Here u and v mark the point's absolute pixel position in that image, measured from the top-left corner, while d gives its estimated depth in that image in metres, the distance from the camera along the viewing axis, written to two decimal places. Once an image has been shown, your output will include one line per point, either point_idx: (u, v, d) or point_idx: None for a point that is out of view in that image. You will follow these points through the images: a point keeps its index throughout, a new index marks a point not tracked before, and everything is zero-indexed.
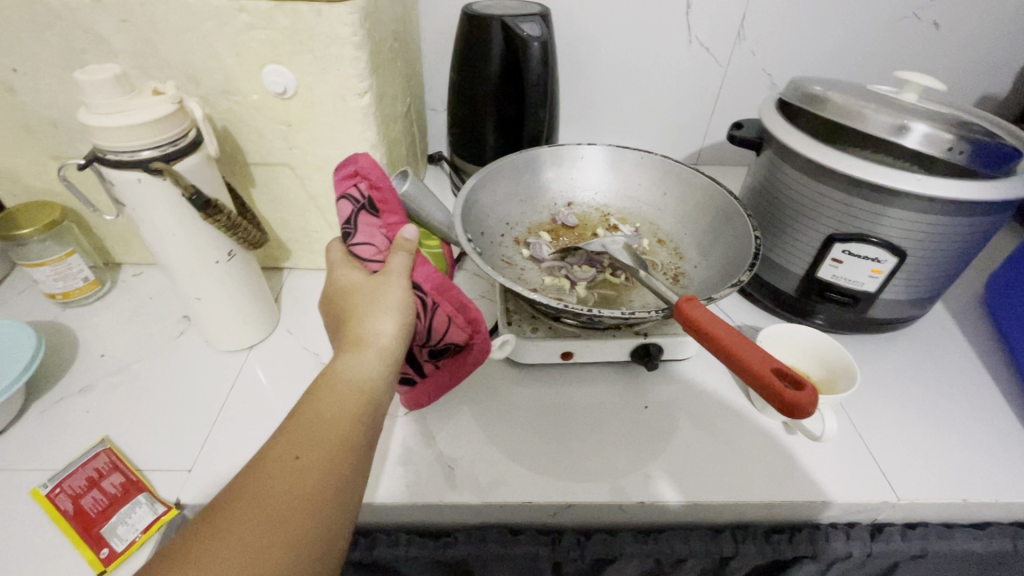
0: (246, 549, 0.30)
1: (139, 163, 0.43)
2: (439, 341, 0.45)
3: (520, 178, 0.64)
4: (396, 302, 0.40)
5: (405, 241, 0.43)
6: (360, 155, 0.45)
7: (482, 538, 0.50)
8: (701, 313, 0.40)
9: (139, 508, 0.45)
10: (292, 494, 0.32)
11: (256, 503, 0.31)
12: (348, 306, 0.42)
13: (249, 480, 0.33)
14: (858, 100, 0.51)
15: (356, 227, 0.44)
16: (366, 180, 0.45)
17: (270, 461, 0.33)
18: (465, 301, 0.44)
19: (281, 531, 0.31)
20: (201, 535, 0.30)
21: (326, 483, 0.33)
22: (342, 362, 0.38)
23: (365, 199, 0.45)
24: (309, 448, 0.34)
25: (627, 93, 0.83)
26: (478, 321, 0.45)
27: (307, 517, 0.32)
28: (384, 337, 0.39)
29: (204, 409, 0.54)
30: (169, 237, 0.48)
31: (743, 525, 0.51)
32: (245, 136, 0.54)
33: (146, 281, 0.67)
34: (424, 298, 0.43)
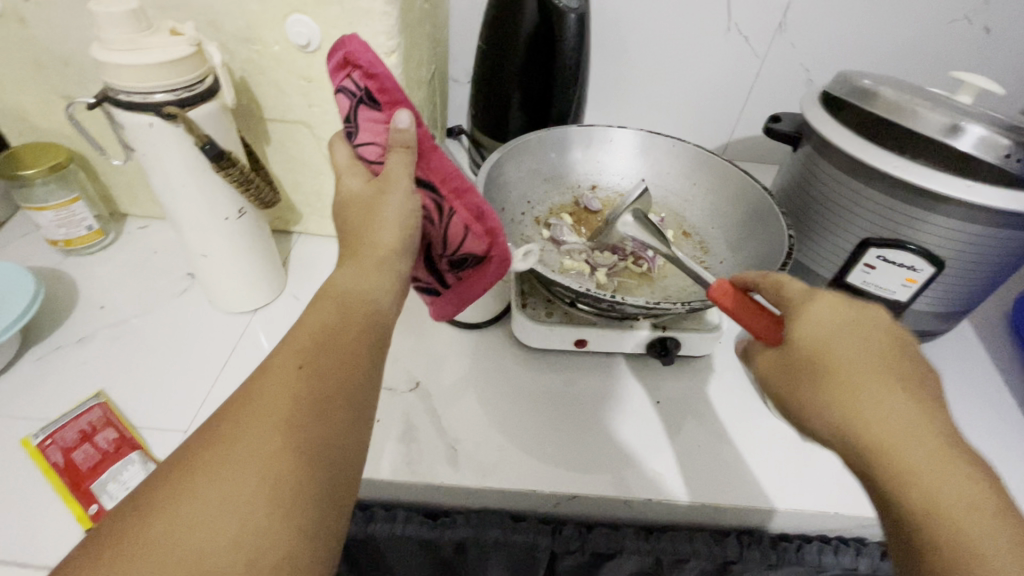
0: (258, 456, 0.27)
1: (151, 107, 0.40)
2: (457, 251, 0.43)
3: (546, 157, 0.62)
4: (397, 212, 0.37)
5: (400, 134, 0.38)
6: (350, 37, 0.39)
7: (482, 522, 0.48)
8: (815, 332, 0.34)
9: (130, 466, 0.43)
10: (301, 400, 0.30)
11: (263, 411, 0.29)
12: (348, 217, 0.40)
13: (251, 389, 0.30)
14: (913, 98, 0.48)
15: (357, 125, 0.40)
16: (359, 68, 0.39)
17: (273, 370, 0.31)
18: (482, 207, 0.41)
19: (289, 433, 0.29)
20: (206, 448, 0.28)
21: (336, 388, 0.31)
22: (343, 275, 0.37)
23: (362, 91, 0.39)
24: (312, 356, 0.32)
25: (659, 77, 0.80)
26: (497, 230, 0.41)
27: (316, 420, 0.30)
28: (385, 250, 0.37)
29: (204, 370, 0.52)
30: (179, 188, 0.46)
31: (750, 529, 0.49)
32: (264, 90, 0.52)
33: (151, 234, 0.65)
34: (440, 201, 0.41)
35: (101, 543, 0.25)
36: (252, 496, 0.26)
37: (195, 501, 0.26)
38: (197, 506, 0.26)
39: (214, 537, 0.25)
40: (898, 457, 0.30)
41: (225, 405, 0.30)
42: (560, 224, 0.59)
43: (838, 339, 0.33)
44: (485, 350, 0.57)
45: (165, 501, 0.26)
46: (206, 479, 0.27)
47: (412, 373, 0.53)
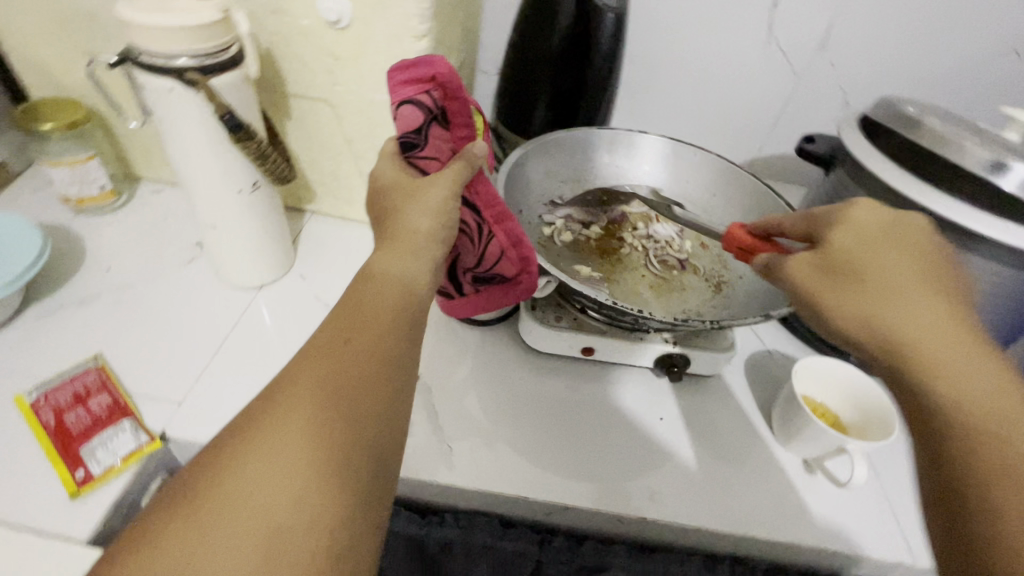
0: (313, 426, 0.27)
1: (174, 71, 0.39)
2: (488, 269, 0.44)
3: (568, 158, 0.60)
4: (439, 202, 0.37)
5: (474, 156, 0.39)
6: (437, 59, 0.39)
7: (470, 524, 0.47)
8: (842, 229, 0.36)
9: (121, 434, 0.43)
10: (347, 374, 0.30)
11: (312, 386, 0.29)
12: (385, 201, 0.38)
13: (298, 366, 0.30)
14: (958, 131, 0.47)
15: (424, 139, 0.39)
16: (440, 88, 0.39)
17: (320, 345, 0.31)
18: (521, 236, 0.42)
19: (342, 403, 0.29)
20: (259, 422, 0.27)
21: (381, 361, 0.31)
22: (384, 257, 0.35)
23: (438, 110, 0.39)
24: (360, 330, 0.31)
25: (691, 86, 0.79)
26: (530, 259, 0.43)
27: (366, 390, 0.30)
28: (424, 236, 0.36)
29: (204, 343, 0.51)
30: (194, 156, 0.45)
31: (743, 558, 0.48)
32: (289, 64, 0.51)
33: (164, 200, 0.64)
34: (481, 224, 0.42)
35: (171, 510, 0.25)
36: (314, 462, 0.27)
37: (255, 471, 0.26)
38: (258, 472, 0.26)
39: (279, 503, 0.25)
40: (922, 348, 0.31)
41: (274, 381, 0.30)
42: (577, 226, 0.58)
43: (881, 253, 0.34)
44: (490, 349, 0.55)
45: (222, 470, 0.26)
46: (264, 447, 0.27)
47: None
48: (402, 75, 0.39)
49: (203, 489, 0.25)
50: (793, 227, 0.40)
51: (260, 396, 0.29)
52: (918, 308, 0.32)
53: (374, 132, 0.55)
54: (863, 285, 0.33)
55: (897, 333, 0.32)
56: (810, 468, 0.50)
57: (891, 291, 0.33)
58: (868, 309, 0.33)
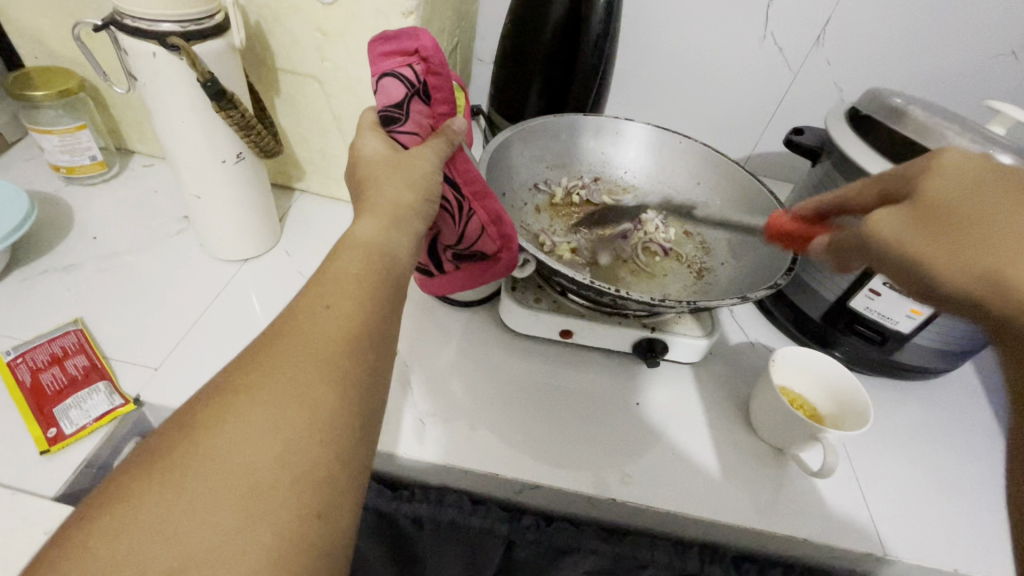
0: (294, 390, 0.28)
1: (157, 35, 0.40)
2: (468, 246, 0.44)
3: (554, 143, 0.60)
4: (420, 177, 0.38)
5: (455, 134, 0.40)
6: (421, 32, 0.39)
7: (440, 500, 0.48)
8: (937, 175, 0.28)
9: (95, 395, 0.43)
10: (325, 340, 0.30)
11: (291, 352, 0.29)
12: (364, 173, 0.38)
13: (276, 333, 0.30)
14: (941, 122, 0.47)
15: (405, 112, 0.39)
16: (423, 63, 0.39)
17: (298, 312, 0.31)
18: (502, 214, 0.43)
19: (319, 368, 0.28)
20: (238, 389, 0.27)
21: (360, 327, 0.31)
22: (361, 228, 0.35)
23: (420, 84, 0.39)
24: (339, 298, 0.31)
25: (686, 80, 0.79)
26: (510, 237, 0.44)
27: (345, 356, 0.29)
28: (405, 209, 0.36)
29: (184, 312, 0.52)
30: (178, 123, 0.45)
31: (713, 545, 0.48)
32: (278, 38, 0.51)
33: (155, 174, 0.65)
34: (462, 201, 0.42)
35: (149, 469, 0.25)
36: (290, 425, 0.27)
37: (235, 435, 0.26)
38: (234, 434, 0.26)
39: (261, 465, 0.25)
40: None
41: (252, 349, 0.30)
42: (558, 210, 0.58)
43: (980, 194, 0.26)
44: (470, 330, 0.55)
45: (198, 432, 0.26)
46: (241, 411, 0.27)
47: None
48: (384, 49, 0.40)
49: (184, 453, 0.26)
50: (866, 193, 0.33)
51: (238, 364, 0.29)
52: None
53: (362, 110, 0.55)
54: (967, 238, 0.26)
55: (1016, 302, 0.24)
56: (783, 456, 0.50)
57: (1002, 242, 0.25)
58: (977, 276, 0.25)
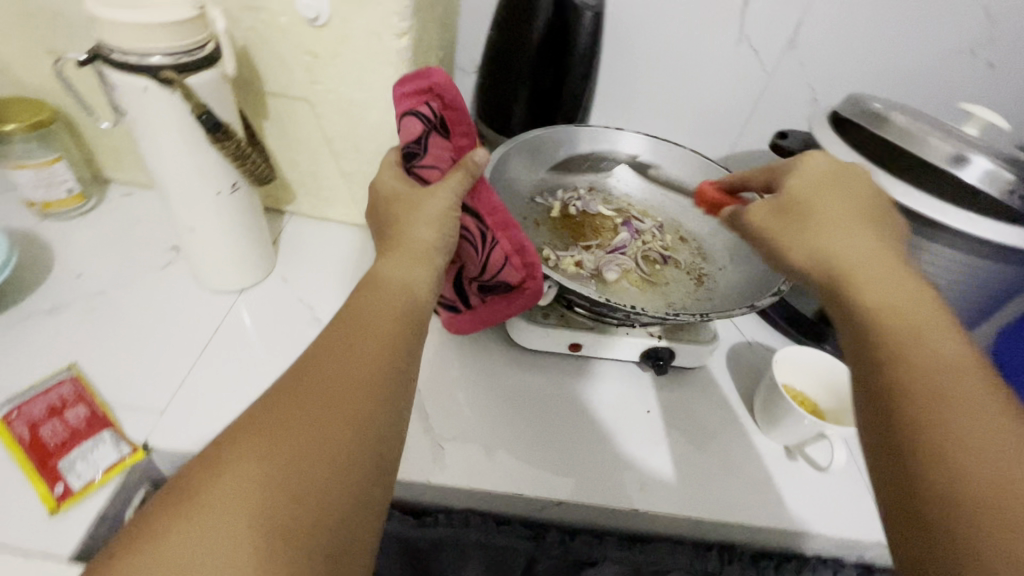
0: (314, 432, 0.27)
1: (148, 69, 0.38)
2: (493, 277, 0.46)
3: (548, 156, 0.60)
4: (439, 212, 0.38)
5: (475, 163, 0.40)
6: (433, 71, 0.42)
7: (465, 522, 0.47)
8: (795, 177, 0.40)
9: (101, 445, 0.41)
10: (347, 383, 0.29)
11: (314, 393, 0.28)
12: (387, 213, 0.40)
13: (300, 369, 0.30)
14: (919, 126, 0.49)
15: (424, 148, 0.41)
16: (439, 100, 0.42)
17: (321, 349, 0.31)
18: (525, 243, 0.45)
19: (340, 408, 0.28)
20: (256, 429, 0.27)
21: (383, 370, 0.31)
22: (385, 266, 0.36)
23: (436, 119, 0.41)
24: (361, 337, 0.31)
25: (667, 84, 0.80)
26: (535, 265, 0.45)
27: (366, 396, 0.29)
28: (427, 245, 0.37)
29: (184, 349, 0.50)
30: (170, 157, 0.44)
31: (731, 545, 0.49)
32: (266, 62, 0.50)
33: (135, 202, 0.62)
34: (486, 232, 0.44)
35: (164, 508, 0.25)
36: (309, 467, 0.26)
37: (252, 477, 0.25)
38: (249, 473, 0.25)
39: (277, 504, 0.25)
40: (849, 271, 0.35)
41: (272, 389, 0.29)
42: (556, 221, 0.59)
43: (821, 191, 0.39)
44: (478, 348, 0.55)
45: (213, 471, 0.25)
46: (258, 451, 0.26)
47: None
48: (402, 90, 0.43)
49: (198, 495, 0.25)
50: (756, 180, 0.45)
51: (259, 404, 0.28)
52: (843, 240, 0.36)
53: (356, 132, 0.54)
54: (798, 217, 0.39)
55: (821, 257, 0.36)
56: (791, 454, 0.51)
57: (826, 222, 0.37)
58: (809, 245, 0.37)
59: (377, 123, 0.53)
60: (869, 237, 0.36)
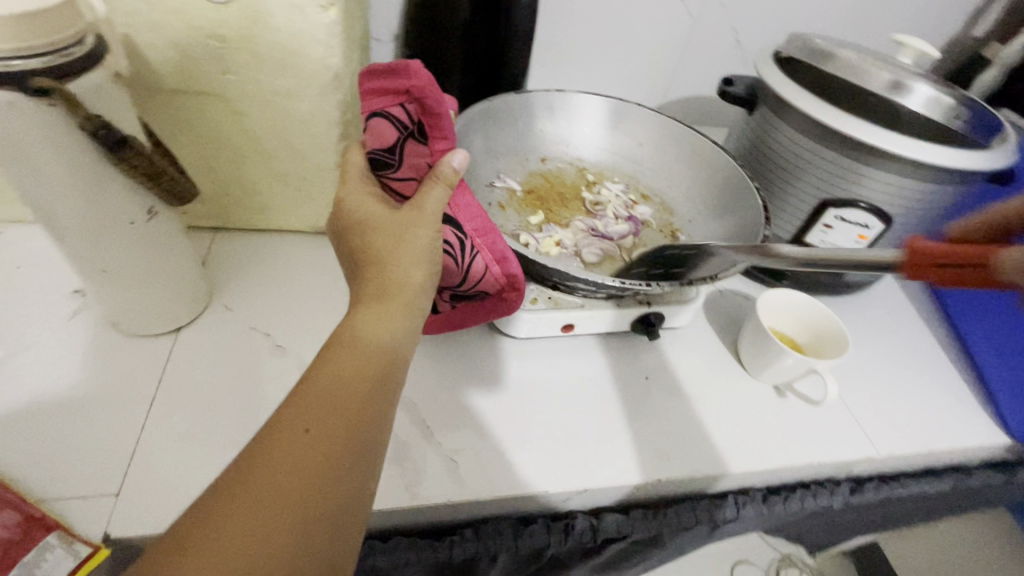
0: (260, 527, 0.25)
1: (9, 78, 0.29)
2: (470, 287, 0.42)
3: (499, 129, 0.57)
4: (423, 250, 0.36)
5: (451, 170, 0.37)
6: (414, 68, 0.37)
7: (494, 531, 0.45)
8: None
9: (52, 552, 0.34)
10: (302, 468, 0.27)
11: (268, 480, 0.26)
12: (361, 244, 0.36)
13: (260, 453, 0.27)
14: (864, 59, 0.50)
15: (399, 158, 0.38)
16: (416, 102, 0.38)
17: (281, 428, 0.28)
18: (508, 253, 0.41)
19: (288, 512, 0.26)
20: (208, 515, 0.25)
21: (347, 451, 0.28)
22: (361, 318, 0.33)
23: (413, 125, 0.38)
24: (323, 419, 0.28)
25: (596, 37, 0.77)
26: (517, 278, 0.42)
27: (320, 496, 0.27)
28: (413, 291, 0.35)
29: (125, 413, 0.42)
30: (58, 190, 0.34)
31: (744, 489, 0.51)
32: (158, 52, 0.40)
33: (8, 245, 0.50)
34: (464, 241, 0.40)
35: None
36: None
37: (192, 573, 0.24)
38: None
39: None
40: None
41: (232, 464, 0.27)
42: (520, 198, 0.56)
43: None
44: (464, 345, 0.52)
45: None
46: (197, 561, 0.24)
47: None
48: (373, 83, 0.38)
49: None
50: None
51: (218, 481, 0.26)
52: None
53: (285, 125, 0.47)
54: None
55: None
56: (781, 393, 0.54)
57: None
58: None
59: (311, 113, 0.46)
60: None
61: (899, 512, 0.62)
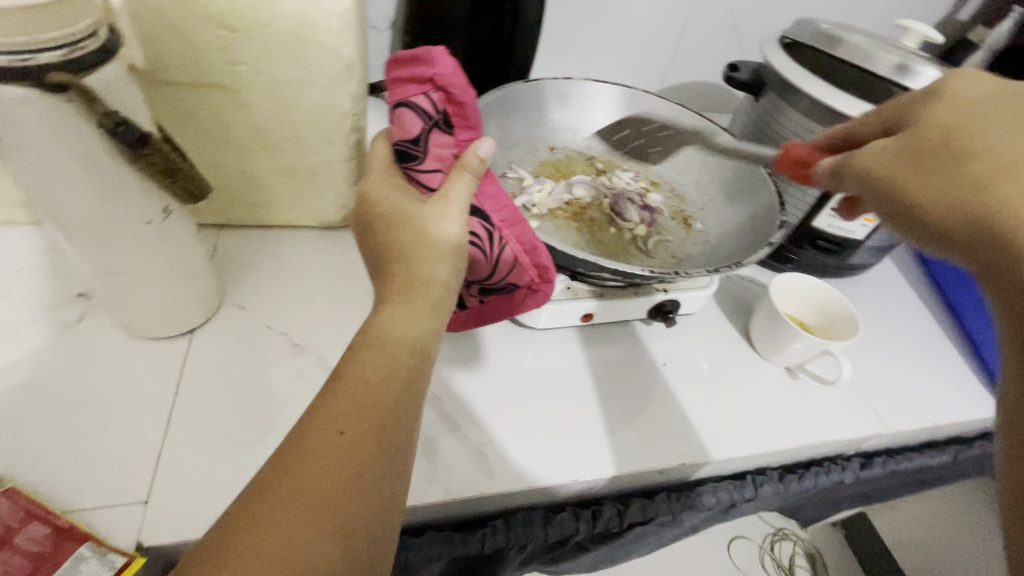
0: (295, 537, 0.23)
1: (26, 73, 0.27)
2: (499, 278, 0.41)
3: (509, 119, 0.57)
4: (452, 246, 0.34)
5: (478, 160, 0.37)
6: (438, 54, 0.37)
7: (525, 522, 0.45)
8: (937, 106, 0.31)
9: (84, 564, 0.33)
10: (337, 476, 0.25)
11: (301, 486, 0.25)
12: (385, 238, 0.35)
13: (293, 456, 0.25)
14: (873, 43, 0.51)
15: (425, 149, 0.38)
16: (442, 91, 0.38)
17: (313, 429, 0.26)
18: (536, 243, 0.41)
19: (324, 518, 0.24)
20: (240, 524, 0.23)
21: (380, 457, 0.26)
22: (387, 314, 0.31)
23: (439, 114, 0.38)
24: (357, 420, 0.27)
25: (595, 23, 0.76)
26: (545, 268, 0.42)
27: (355, 500, 0.25)
28: (437, 287, 0.33)
29: (145, 418, 0.41)
30: (71, 189, 0.33)
31: (761, 469, 0.53)
32: (165, 43, 0.39)
33: (5, 247, 0.48)
34: (492, 232, 0.39)
35: None
36: None
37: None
38: None
39: None
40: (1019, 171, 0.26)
41: (262, 471, 0.25)
42: (533, 188, 0.55)
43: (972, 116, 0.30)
44: (483, 338, 0.52)
45: None
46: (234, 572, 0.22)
47: None
48: (398, 74, 0.38)
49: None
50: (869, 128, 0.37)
51: (249, 488, 0.25)
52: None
53: (295, 118, 0.45)
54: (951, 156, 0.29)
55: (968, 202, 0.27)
56: (794, 374, 0.55)
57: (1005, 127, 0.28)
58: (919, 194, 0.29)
59: (323, 105, 0.45)
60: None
61: (902, 484, 0.64)
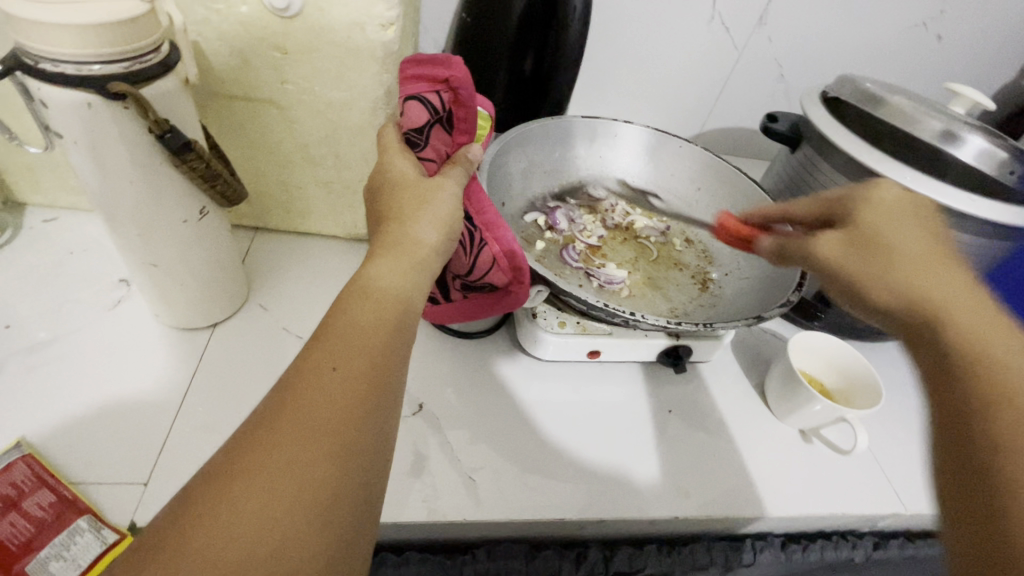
0: (298, 458, 0.24)
1: (90, 82, 0.30)
2: (478, 278, 0.42)
3: (549, 149, 0.59)
4: (444, 215, 0.36)
5: (468, 159, 0.41)
6: (455, 62, 0.40)
7: (505, 555, 0.45)
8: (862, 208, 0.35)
9: (80, 536, 0.35)
10: (332, 407, 0.25)
11: (299, 420, 0.25)
12: (388, 202, 0.37)
13: (288, 392, 0.26)
14: (918, 106, 0.50)
15: (424, 137, 0.40)
16: (450, 90, 0.40)
17: (307, 367, 0.27)
18: (514, 247, 0.42)
19: (322, 444, 0.24)
20: (242, 453, 0.24)
21: (371, 392, 0.27)
22: (377, 268, 0.32)
23: (443, 110, 0.40)
24: (348, 357, 0.27)
25: (639, 65, 0.77)
26: (522, 269, 0.42)
27: (350, 429, 0.25)
28: (426, 248, 0.35)
29: (160, 403, 0.43)
30: (121, 184, 0.36)
31: (761, 534, 0.50)
32: (224, 60, 0.42)
33: (68, 230, 0.53)
34: (473, 232, 0.41)
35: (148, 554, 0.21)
36: (292, 510, 0.23)
37: (228, 516, 0.22)
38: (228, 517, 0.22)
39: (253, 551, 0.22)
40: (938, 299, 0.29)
41: (257, 413, 0.25)
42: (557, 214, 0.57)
43: (901, 226, 0.33)
44: (488, 364, 0.52)
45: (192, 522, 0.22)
46: (239, 493, 0.22)
47: (413, 395, 0.48)
48: (415, 71, 0.41)
49: (175, 532, 0.21)
50: (805, 211, 0.39)
51: (244, 427, 0.25)
52: (939, 279, 0.30)
53: (334, 135, 0.48)
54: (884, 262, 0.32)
55: (922, 308, 0.30)
56: (807, 438, 0.52)
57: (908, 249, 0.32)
58: (867, 280, 0.32)
59: (360, 125, 0.47)
60: (945, 268, 0.31)
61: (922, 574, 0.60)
